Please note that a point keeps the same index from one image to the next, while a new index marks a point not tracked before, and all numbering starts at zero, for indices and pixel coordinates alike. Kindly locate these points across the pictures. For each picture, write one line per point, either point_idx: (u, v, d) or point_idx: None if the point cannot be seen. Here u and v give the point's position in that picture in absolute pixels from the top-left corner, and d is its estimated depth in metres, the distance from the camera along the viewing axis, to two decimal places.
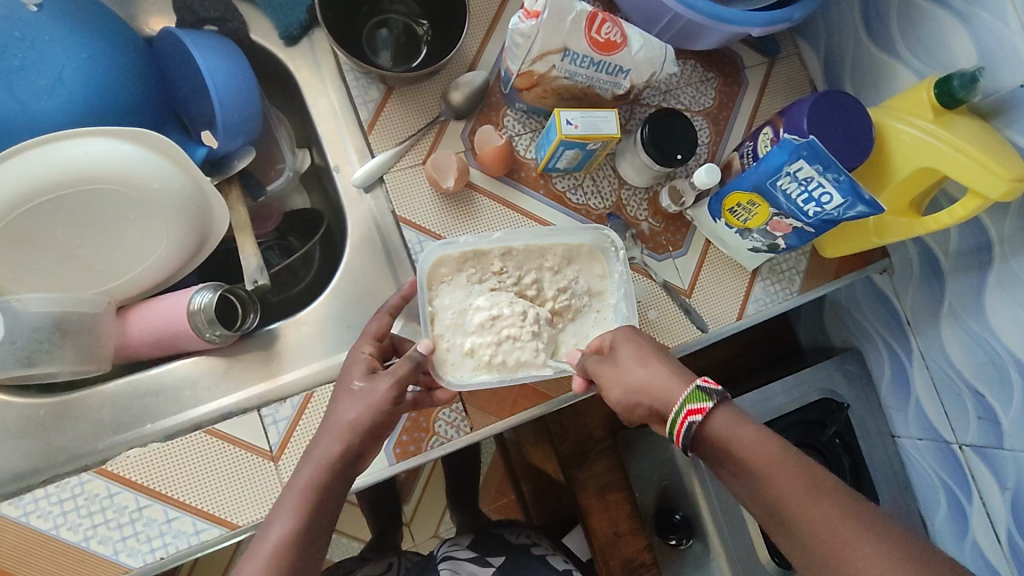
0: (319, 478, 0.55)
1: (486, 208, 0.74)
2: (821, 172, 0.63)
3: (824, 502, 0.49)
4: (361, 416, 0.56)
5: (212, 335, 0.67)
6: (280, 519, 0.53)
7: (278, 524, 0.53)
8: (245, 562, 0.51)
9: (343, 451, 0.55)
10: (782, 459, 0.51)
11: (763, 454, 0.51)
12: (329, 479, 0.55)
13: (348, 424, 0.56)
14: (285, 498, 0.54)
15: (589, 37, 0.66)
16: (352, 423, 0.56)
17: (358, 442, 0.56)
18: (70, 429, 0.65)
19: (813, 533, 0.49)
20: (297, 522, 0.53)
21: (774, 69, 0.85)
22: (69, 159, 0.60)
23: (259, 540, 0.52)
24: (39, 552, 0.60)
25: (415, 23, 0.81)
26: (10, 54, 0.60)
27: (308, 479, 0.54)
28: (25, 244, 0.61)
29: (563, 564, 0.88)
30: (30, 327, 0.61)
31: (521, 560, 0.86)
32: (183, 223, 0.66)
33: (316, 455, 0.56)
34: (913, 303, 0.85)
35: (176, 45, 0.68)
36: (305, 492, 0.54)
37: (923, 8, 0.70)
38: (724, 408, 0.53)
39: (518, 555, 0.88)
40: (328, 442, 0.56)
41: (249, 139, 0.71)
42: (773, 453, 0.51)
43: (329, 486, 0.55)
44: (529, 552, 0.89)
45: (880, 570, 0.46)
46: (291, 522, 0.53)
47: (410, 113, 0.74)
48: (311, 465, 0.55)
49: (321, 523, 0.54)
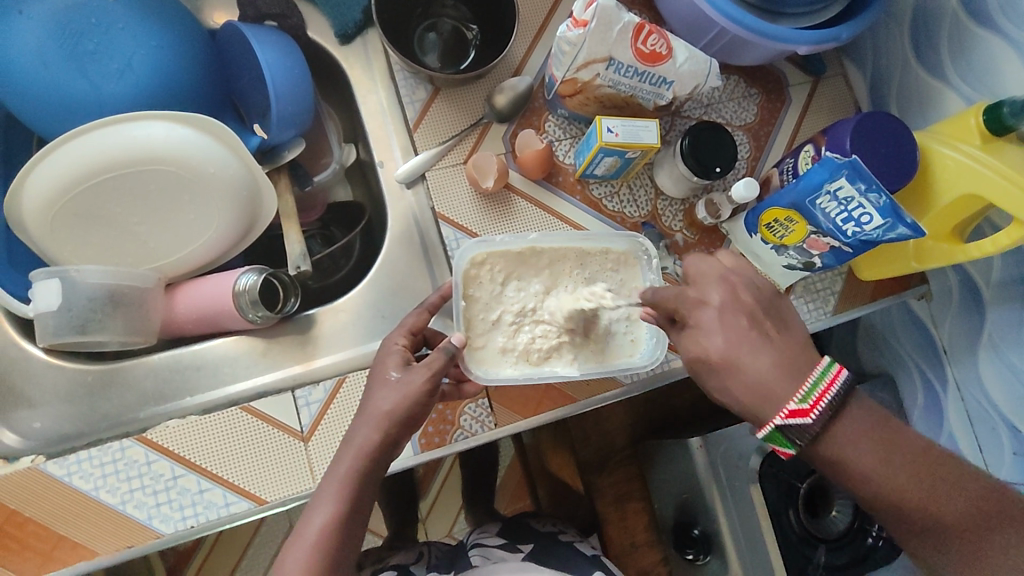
0: (350, 462, 0.56)
1: (523, 209, 0.75)
2: (862, 192, 0.63)
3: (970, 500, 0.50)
4: (397, 406, 0.57)
5: (254, 315, 0.69)
6: (324, 505, 0.55)
7: (321, 510, 0.55)
8: (290, 545, 0.53)
9: (381, 440, 0.57)
10: (942, 482, 0.50)
11: (897, 456, 0.50)
12: (361, 465, 0.56)
13: (384, 413, 0.57)
14: (326, 485, 0.56)
15: (634, 48, 0.67)
16: (388, 413, 0.57)
17: (393, 430, 0.57)
18: (114, 396, 0.68)
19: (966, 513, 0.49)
20: (337, 507, 0.55)
21: (818, 88, 0.85)
22: (131, 140, 0.63)
23: (303, 526, 0.55)
24: (77, 512, 0.62)
25: (465, 27, 0.83)
26: (86, 39, 0.64)
27: (347, 467, 0.56)
28: (88, 217, 0.65)
29: (591, 550, 0.86)
30: (85, 296, 0.64)
31: (550, 547, 0.84)
32: (234, 205, 0.69)
33: (353, 442, 0.57)
34: (951, 332, 0.83)
35: (238, 38, 0.71)
36: (347, 477, 0.56)
37: (974, 34, 0.70)
38: (843, 413, 0.52)
39: (545, 541, 0.86)
40: (365, 431, 0.57)
41: (301, 131, 0.74)
42: (907, 451, 0.51)
43: (369, 472, 0.57)
44: (557, 539, 0.87)
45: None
46: (331, 508, 0.55)
47: (454, 114, 0.76)
48: (351, 454, 0.57)
49: (357, 515, 0.56)
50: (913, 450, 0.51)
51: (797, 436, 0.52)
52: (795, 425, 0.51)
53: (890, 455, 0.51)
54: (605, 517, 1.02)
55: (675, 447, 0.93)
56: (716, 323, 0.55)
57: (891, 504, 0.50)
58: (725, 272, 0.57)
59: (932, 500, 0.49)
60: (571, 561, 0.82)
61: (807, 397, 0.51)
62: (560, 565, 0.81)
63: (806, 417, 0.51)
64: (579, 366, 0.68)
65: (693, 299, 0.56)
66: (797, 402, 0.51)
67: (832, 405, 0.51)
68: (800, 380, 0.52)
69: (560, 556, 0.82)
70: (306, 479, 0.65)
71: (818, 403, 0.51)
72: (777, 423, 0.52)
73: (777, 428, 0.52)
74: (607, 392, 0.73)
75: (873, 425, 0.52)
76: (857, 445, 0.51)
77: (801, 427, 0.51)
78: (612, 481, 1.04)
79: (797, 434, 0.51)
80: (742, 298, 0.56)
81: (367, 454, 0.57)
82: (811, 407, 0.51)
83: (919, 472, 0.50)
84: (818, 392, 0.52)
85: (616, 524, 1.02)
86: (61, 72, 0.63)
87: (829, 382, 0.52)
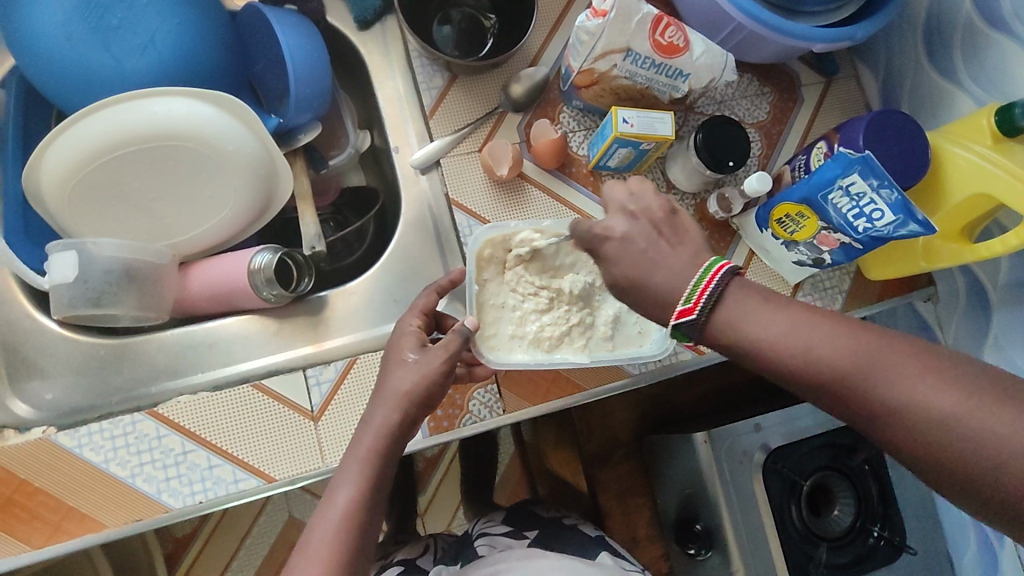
0: (370, 442, 0.57)
1: (537, 198, 0.76)
2: (875, 188, 0.64)
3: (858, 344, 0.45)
4: (415, 387, 0.58)
5: (269, 294, 0.69)
6: (346, 485, 0.55)
7: (344, 489, 0.55)
8: (314, 525, 0.54)
9: (400, 420, 0.57)
10: (828, 328, 0.46)
11: (775, 328, 0.47)
12: (380, 444, 0.57)
13: (403, 393, 0.58)
14: (347, 464, 0.56)
15: (652, 40, 0.67)
16: (407, 393, 0.57)
17: (412, 410, 0.58)
18: (126, 370, 0.68)
19: (849, 369, 0.44)
20: (359, 486, 0.55)
21: (831, 88, 0.86)
22: (151, 115, 0.63)
23: (326, 505, 0.55)
24: (87, 483, 0.62)
25: (483, 17, 0.84)
26: (110, 14, 0.65)
27: (368, 447, 0.57)
28: (106, 190, 0.66)
29: (595, 530, 0.86)
30: (102, 270, 0.64)
31: (556, 532, 0.84)
32: (251, 185, 0.70)
33: (372, 422, 0.58)
34: (957, 334, 0.84)
35: (259, 19, 0.72)
36: (368, 457, 0.56)
37: (988, 37, 0.70)
38: (724, 296, 0.48)
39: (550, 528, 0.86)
40: (384, 411, 0.57)
41: (318, 114, 0.75)
42: (786, 317, 0.47)
43: (387, 451, 0.57)
44: (562, 523, 0.87)
45: (932, 390, 0.42)
46: (354, 488, 0.55)
47: (470, 102, 0.77)
48: (370, 434, 0.57)
49: (379, 496, 0.57)
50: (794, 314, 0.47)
51: (691, 331, 0.49)
52: (686, 322, 0.49)
53: (775, 314, 0.47)
54: (607, 511, 1.02)
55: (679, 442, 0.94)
56: (621, 251, 0.52)
57: (785, 365, 0.46)
58: (625, 202, 0.53)
59: (818, 345, 0.45)
60: (578, 545, 0.82)
61: (693, 294, 0.49)
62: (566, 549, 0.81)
63: (693, 313, 0.48)
64: (591, 354, 0.68)
65: (598, 231, 0.54)
66: (682, 302, 0.49)
67: (715, 291, 0.48)
68: (687, 280, 0.50)
69: (566, 542, 0.83)
70: (316, 459, 0.65)
71: (701, 297, 0.48)
72: (671, 324, 0.50)
73: (674, 329, 0.50)
74: (611, 384, 0.73)
75: (752, 300, 0.48)
76: (733, 332, 0.48)
77: (691, 324, 0.49)
78: (614, 475, 1.04)
79: (692, 328, 0.49)
80: (643, 223, 0.52)
81: (385, 434, 0.57)
82: (696, 302, 0.48)
83: (797, 341, 0.46)
84: (703, 285, 0.49)
85: (618, 518, 1.02)
86: (84, 46, 0.64)
87: (713, 273, 0.49)
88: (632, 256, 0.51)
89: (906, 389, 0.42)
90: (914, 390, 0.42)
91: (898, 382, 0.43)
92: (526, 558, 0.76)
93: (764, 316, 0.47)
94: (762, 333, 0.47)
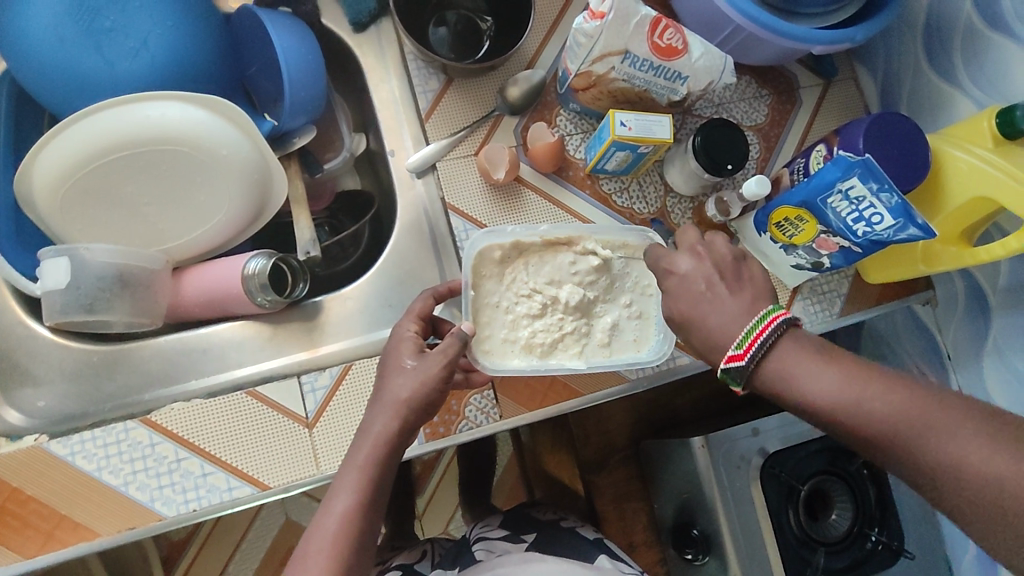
0: (369, 450, 0.56)
1: (534, 203, 0.75)
2: (874, 191, 0.63)
3: (906, 402, 0.45)
4: (414, 395, 0.57)
5: (263, 299, 0.68)
6: (343, 493, 0.54)
7: (340, 497, 0.54)
8: (309, 534, 0.53)
9: (399, 428, 0.57)
10: (885, 385, 0.46)
11: (823, 383, 0.48)
12: (379, 452, 0.56)
13: (402, 400, 0.57)
14: (344, 472, 0.56)
15: (651, 42, 0.67)
16: (406, 401, 0.57)
17: (411, 417, 0.57)
18: (119, 377, 0.68)
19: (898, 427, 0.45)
20: (356, 495, 0.54)
21: (829, 90, 0.85)
22: (144, 119, 0.63)
23: (322, 516, 0.54)
24: (80, 492, 0.62)
25: (479, 19, 0.83)
26: (102, 16, 0.64)
27: (366, 456, 0.56)
28: (99, 195, 0.65)
29: (593, 533, 0.86)
30: (95, 276, 0.63)
31: (554, 535, 0.84)
32: (245, 189, 0.69)
33: (372, 431, 0.57)
34: (956, 337, 0.83)
35: (253, 23, 0.71)
36: (366, 465, 0.56)
37: (988, 39, 0.70)
38: (774, 346, 0.50)
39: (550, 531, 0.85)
40: (383, 419, 0.57)
41: (312, 118, 0.74)
42: (833, 372, 0.48)
43: (385, 460, 0.57)
44: (558, 525, 0.87)
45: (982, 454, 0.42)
46: (351, 496, 0.54)
47: (466, 105, 0.76)
48: (369, 442, 0.56)
49: (377, 503, 0.56)
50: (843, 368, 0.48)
51: (738, 377, 0.51)
52: (735, 368, 0.50)
53: (823, 370, 0.48)
54: (604, 515, 1.02)
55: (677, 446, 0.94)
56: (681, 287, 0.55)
57: (836, 420, 0.47)
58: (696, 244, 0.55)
59: (867, 401, 0.46)
60: (576, 547, 0.81)
61: (744, 342, 0.50)
62: (565, 551, 0.80)
63: (742, 360, 0.50)
64: (587, 360, 0.68)
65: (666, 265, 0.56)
66: (733, 347, 0.50)
67: (767, 340, 0.49)
68: (739, 327, 0.51)
69: (565, 544, 0.82)
70: (310, 466, 0.65)
71: (752, 346, 0.49)
72: (720, 367, 0.51)
73: (721, 372, 0.51)
74: (610, 389, 0.73)
75: (802, 353, 0.49)
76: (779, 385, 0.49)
77: (739, 370, 0.50)
78: (611, 480, 1.04)
79: (739, 374, 0.50)
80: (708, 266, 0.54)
81: (384, 441, 0.56)
82: (746, 350, 0.50)
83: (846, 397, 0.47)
84: (755, 334, 0.50)
85: (615, 522, 1.02)
86: (76, 50, 0.63)
87: (766, 324, 0.50)
88: (689, 293, 0.54)
89: (954, 450, 0.43)
90: (964, 455, 0.43)
91: (949, 443, 0.43)
92: (524, 562, 0.75)
93: (812, 371, 0.48)
94: (811, 388, 0.48)
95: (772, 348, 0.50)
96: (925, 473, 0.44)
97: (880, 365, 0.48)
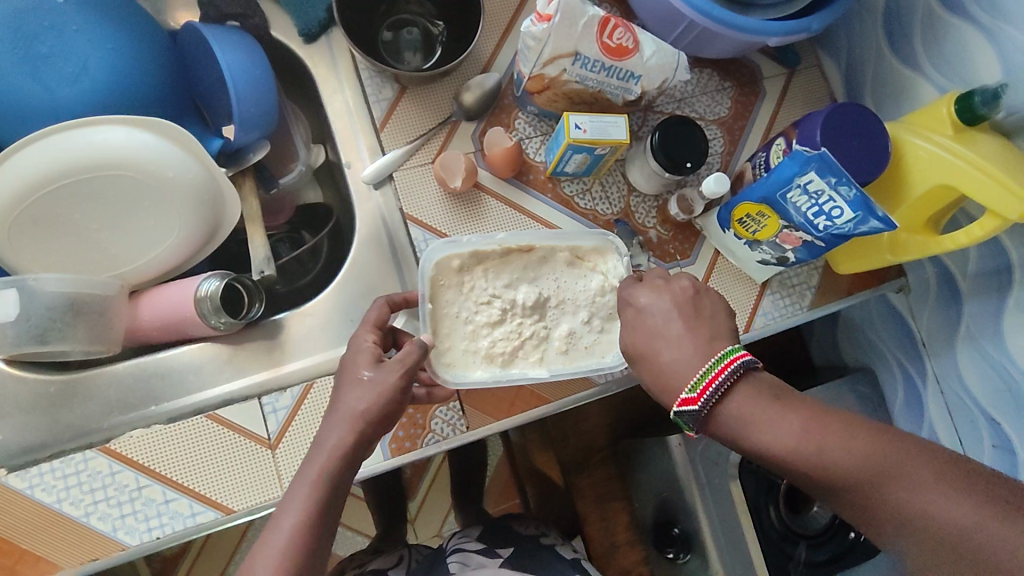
0: (322, 467, 0.55)
1: (494, 209, 0.74)
2: (833, 185, 0.62)
3: (867, 449, 0.47)
4: (372, 405, 0.56)
5: (217, 322, 0.68)
6: (292, 507, 0.53)
7: (289, 513, 0.53)
8: (256, 552, 0.52)
9: (355, 442, 0.56)
10: (838, 432, 0.48)
11: (783, 432, 0.49)
12: (335, 469, 0.55)
13: (359, 412, 0.56)
14: (297, 486, 0.55)
15: (600, 42, 0.66)
16: (362, 413, 0.56)
17: (368, 432, 0.57)
18: (78, 406, 0.67)
19: (859, 475, 0.46)
20: (308, 511, 0.53)
21: (793, 80, 0.84)
22: (88, 145, 0.62)
23: (270, 532, 0.53)
24: (41, 525, 0.61)
25: (430, 24, 0.82)
26: (39, 42, 0.63)
27: (319, 471, 0.55)
28: (46, 225, 0.64)
29: (571, 552, 0.85)
30: (45, 306, 0.62)
31: (534, 552, 0.83)
32: (196, 211, 0.68)
33: (327, 445, 0.56)
34: (930, 325, 0.82)
35: (200, 41, 0.70)
36: (319, 480, 0.55)
37: (946, 22, 0.69)
38: (729, 393, 0.51)
39: (526, 546, 0.85)
40: (339, 432, 0.56)
41: (265, 133, 0.73)
42: (794, 421, 0.49)
43: (341, 477, 0.56)
44: (539, 543, 0.86)
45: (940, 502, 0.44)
46: (300, 511, 0.53)
47: (421, 113, 0.75)
48: (324, 457, 0.56)
49: (329, 519, 0.55)
50: (803, 416, 0.49)
51: (692, 421, 0.52)
52: (688, 412, 0.51)
53: (783, 419, 0.49)
54: (585, 517, 1.06)
55: (654, 445, 0.93)
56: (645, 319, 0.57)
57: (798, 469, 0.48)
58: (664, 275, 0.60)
59: (829, 450, 0.47)
60: (546, 562, 0.82)
61: (698, 386, 0.51)
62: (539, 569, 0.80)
63: (695, 405, 0.51)
64: (550, 367, 0.67)
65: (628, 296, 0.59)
66: (687, 391, 0.51)
67: (722, 385, 0.50)
68: (696, 368, 0.52)
69: (541, 561, 0.82)
70: (274, 487, 0.64)
71: (704, 392, 0.50)
72: (673, 411, 0.52)
73: (674, 415, 0.52)
74: (580, 393, 0.73)
75: (762, 400, 0.50)
76: (739, 432, 0.50)
77: (693, 414, 0.51)
78: (592, 481, 1.07)
79: (691, 418, 0.51)
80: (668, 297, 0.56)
81: (339, 457, 0.56)
82: (699, 396, 0.51)
83: (807, 446, 0.48)
84: (709, 377, 0.51)
85: (596, 524, 1.05)
86: (14, 77, 0.62)
87: (719, 369, 0.51)
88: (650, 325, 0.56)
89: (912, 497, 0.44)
90: (925, 502, 0.44)
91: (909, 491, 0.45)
92: None
93: (773, 420, 0.49)
94: (772, 437, 0.49)
95: (728, 394, 0.51)
96: (884, 519, 0.46)
97: (839, 412, 0.49)
